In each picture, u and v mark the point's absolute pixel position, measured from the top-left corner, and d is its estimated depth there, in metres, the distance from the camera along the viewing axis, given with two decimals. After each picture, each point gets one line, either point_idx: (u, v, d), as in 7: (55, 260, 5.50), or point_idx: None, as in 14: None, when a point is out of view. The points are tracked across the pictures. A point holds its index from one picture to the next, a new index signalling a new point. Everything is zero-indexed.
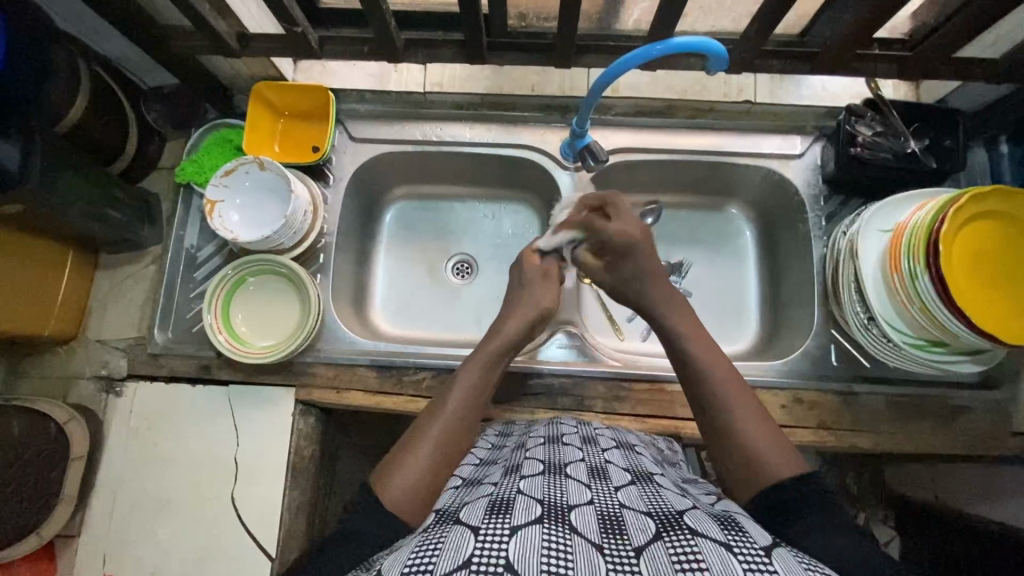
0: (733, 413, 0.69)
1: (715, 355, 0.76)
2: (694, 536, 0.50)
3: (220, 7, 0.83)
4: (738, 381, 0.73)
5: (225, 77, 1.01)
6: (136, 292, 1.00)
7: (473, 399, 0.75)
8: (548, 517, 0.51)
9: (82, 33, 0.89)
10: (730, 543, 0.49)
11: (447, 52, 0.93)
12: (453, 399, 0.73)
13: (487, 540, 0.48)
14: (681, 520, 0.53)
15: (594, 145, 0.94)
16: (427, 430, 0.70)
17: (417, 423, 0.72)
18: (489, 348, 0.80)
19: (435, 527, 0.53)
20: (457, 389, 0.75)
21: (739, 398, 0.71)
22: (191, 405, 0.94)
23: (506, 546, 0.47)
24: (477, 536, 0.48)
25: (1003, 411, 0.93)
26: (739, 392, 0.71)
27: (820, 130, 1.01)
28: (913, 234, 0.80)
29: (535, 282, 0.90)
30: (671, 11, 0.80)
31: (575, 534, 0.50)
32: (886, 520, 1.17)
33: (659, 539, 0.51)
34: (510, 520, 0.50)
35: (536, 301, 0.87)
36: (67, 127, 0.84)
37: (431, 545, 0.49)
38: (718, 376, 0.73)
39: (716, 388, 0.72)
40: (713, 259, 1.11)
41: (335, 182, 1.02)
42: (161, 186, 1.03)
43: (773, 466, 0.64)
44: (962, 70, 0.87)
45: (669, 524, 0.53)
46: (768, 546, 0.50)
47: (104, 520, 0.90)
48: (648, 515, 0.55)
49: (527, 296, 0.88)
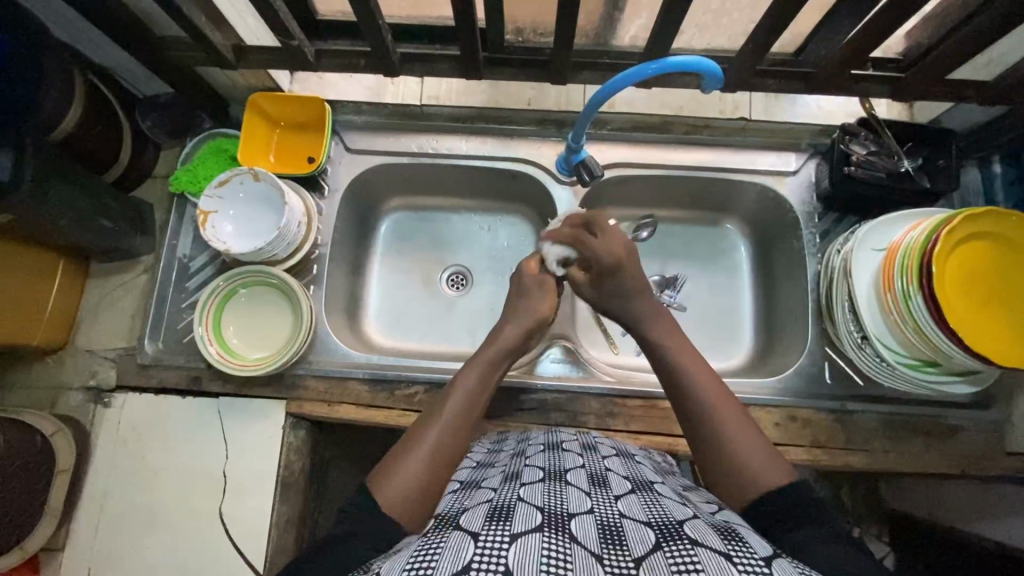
0: (718, 426, 0.69)
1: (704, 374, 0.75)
2: (694, 546, 0.50)
3: (215, 19, 0.82)
4: (723, 395, 0.72)
5: (222, 88, 1.01)
6: (127, 302, 0.99)
7: (471, 403, 0.74)
8: (547, 525, 0.51)
9: (77, 42, 0.89)
10: (730, 553, 0.49)
11: (444, 67, 0.93)
12: (452, 404, 0.72)
13: (487, 546, 0.47)
14: (681, 530, 0.53)
15: (589, 160, 0.94)
16: (425, 435, 0.68)
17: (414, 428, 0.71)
18: (485, 354, 0.80)
19: (433, 534, 0.53)
20: (456, 393, 0.74)
21: (724, 409, 0.70)
22: (181, 417, 0.93)
23: (506, 552, 0.46)
24: (476, 542, 0.48)
25: (998, 430, 0.93)
26: (727, 407, 0.71)
27: (814, 148, 1.02)
28: (907, 254, 0.80)
29: (529, 291, 0.89)
30: (668, 30, 0.81)
31: (575, 543, 0.50)
32: (880, 535, 1.17)
33: (659, 549, 0.50)
34: (509, 528, 0.50)
35: (531, 307, 0.87)
36: (60, 136, 0.83)
37: (430, 549, 0.49)
38: (702, 389, 0.73)
39: (703, 401, 0.72)
40: (708, 274, 1.11)
41: (330, 192, 1.02)
42: (155, 195, 1.02)
43: (759, 481, 0.63)
44: (956, 91, 0.87)
45: (669, 533, 0.52)
46: (768, 556, 0.50)
47: (90, 533, 0.89)
48: (647, 525, 0.54)
49: (524, 306, 0.88)
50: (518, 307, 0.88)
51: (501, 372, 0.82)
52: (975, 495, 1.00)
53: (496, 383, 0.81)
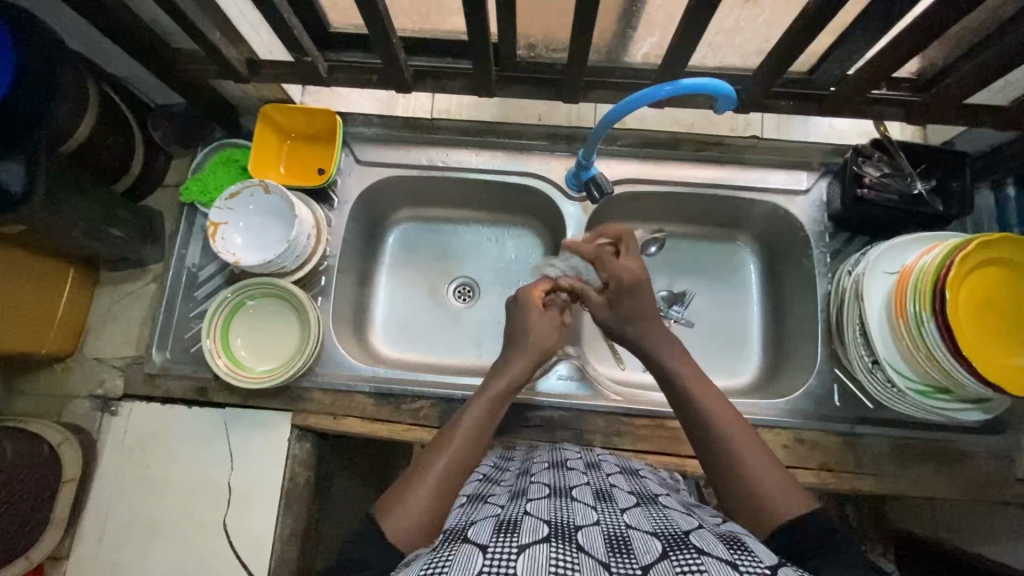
0: (730, 446, 0.69)
1: (719, 402, 0.74)
2: (700, 554, 0.49)
3: (230, 35, 0.83)
4: (737, 421, 0.72)
5: (233, 99, 1.02)
6: (136, 311, 0.99)
7: (478, 428, 0.74)
8: (555, 536, 0.51)
9: (91, 53, 0.89)
10: (736, 562, 0.49)
11: (456, 84, 0.94)
12: (459, 435, 0.72)
13: (496, 558, 0.47)
14: (687, 539, 0.52)
15: (599, 176, 0.95)
16: (432, 465, 0.68)
17: (421, 455, 0.71)
18: (496, 386, 0.80)
19: (442, 546, 0.52)
20: (463, 424, 0.74)
21: (739, 431, 0.70)
22: (187, 427, 0.93)
23: (514, 564, 0.46)
24: (485, 554, 0.48)
25: (1007, 456, 0.92)
26: (744, 434, 0.70)
27: (826, 167, 1.01)
28: (920, 279, 0.79)
29: (537, 318, 0.89)
30: (680, 52, 0.81)
31: (582, 553, 0.49)
32: (886, 554, 1.15)
33: (666, 558, 0.50)
34: (518, 539, 0.50)
35: (538, 338, 0.87)
36: (73, 146, 0.84)
37: (440, 562, 0.48)
38: (708, 405, 0.73)
39: (714, 419, 0.72)
40: (716, 291, 1.10)
41: (339, 204, 1.02)
42: (166, 204, 1.03)
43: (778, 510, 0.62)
44: (971, 116, 0.87)
45: (675, 543, 0.52)
46: (774, 565, 0.49)
47: (95, 542, 0.89)
48: (654, 535, 0.54)
49: (530, 335, 0.87)
50: (522, 337, 0.87)
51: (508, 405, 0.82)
52: (983, 518, 0.99)
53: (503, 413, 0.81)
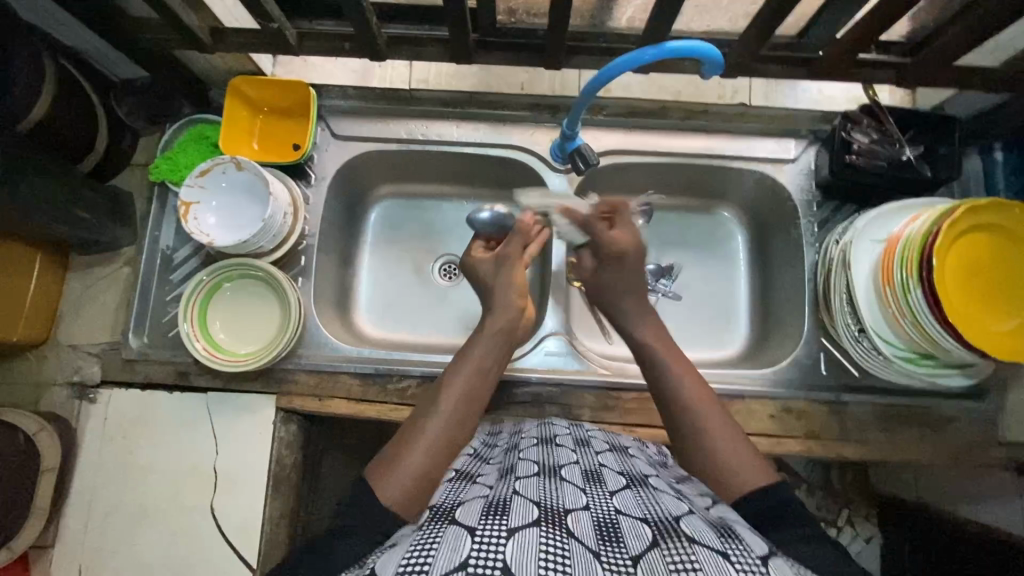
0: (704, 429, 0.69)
1: (692, 384, 0.73)
2: (691, 545, 0.49)
3: (193, 1, 0.79)
4: (711, 403, 0.71)
5: (201, 72, 0.97)
6: (109, 296, 0.97)
7: (470, 394, 0.73)
8: (544, 520, 0.50)
9: (45, 24, 0.84)
10: (728, 552, 0.48)
11: (432, 51, 0.89)
12: (450, 394, 0.72)
13: (485, 540, 0.46)
14: (677, 526, 0.52)
15: (583, 147, 0.90)
16: (423, 427, 0.68)
17: (413, 418, 0.71)
18: (485, 339, 0.78)
19: (428, 528, 0.51)
20: (454, 382, 0.73)
21: (715, 417, 0.70)
22: (168, 413, 0.91)
23: (503, 547, 0.45)
24: (473, 537, 0.47)
25: (991, 420, 0.93)
26: (715, 414, 0.70)
27: (815, 134, 0.99)
28: (906, 246, 0.79)
29: (502, 279, 0.83)
30: (666, 12, 0.77)
31: (572, 538, 0.49)
32: (869, 517, 1.18)
33: (657, 547, 0.49)
34: (506, 521, 0.49)
35: (506, 288, 0.83)
36: (30, 126, 0.80)
37: (425, 544, 0.47)
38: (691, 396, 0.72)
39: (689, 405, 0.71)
40: (704, 263, 1.09)
41: (316, 180, 0.99)
42: (136, 184, 0.99)
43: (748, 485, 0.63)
44: (961, 78, 0.85)
45: (666, 531, 0.51)
46: (765, 556, 0.49)
47: (79, 531, 0.88)
48: (644, 521, 0.53)
49: (499, 297, 0.82)
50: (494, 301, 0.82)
51: (503, 357, 0.80)
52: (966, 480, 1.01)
53: (499, 367, 0.79)
